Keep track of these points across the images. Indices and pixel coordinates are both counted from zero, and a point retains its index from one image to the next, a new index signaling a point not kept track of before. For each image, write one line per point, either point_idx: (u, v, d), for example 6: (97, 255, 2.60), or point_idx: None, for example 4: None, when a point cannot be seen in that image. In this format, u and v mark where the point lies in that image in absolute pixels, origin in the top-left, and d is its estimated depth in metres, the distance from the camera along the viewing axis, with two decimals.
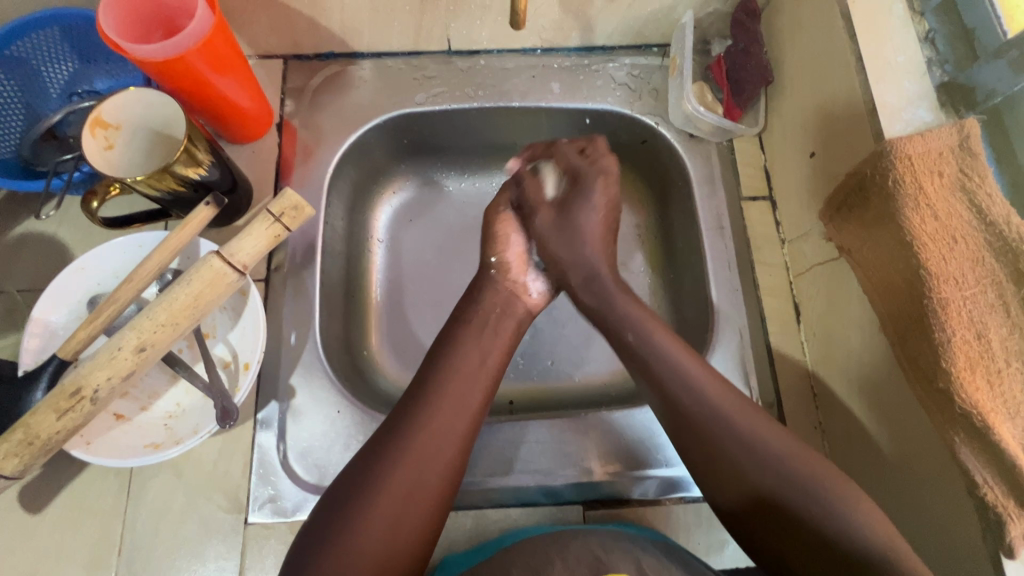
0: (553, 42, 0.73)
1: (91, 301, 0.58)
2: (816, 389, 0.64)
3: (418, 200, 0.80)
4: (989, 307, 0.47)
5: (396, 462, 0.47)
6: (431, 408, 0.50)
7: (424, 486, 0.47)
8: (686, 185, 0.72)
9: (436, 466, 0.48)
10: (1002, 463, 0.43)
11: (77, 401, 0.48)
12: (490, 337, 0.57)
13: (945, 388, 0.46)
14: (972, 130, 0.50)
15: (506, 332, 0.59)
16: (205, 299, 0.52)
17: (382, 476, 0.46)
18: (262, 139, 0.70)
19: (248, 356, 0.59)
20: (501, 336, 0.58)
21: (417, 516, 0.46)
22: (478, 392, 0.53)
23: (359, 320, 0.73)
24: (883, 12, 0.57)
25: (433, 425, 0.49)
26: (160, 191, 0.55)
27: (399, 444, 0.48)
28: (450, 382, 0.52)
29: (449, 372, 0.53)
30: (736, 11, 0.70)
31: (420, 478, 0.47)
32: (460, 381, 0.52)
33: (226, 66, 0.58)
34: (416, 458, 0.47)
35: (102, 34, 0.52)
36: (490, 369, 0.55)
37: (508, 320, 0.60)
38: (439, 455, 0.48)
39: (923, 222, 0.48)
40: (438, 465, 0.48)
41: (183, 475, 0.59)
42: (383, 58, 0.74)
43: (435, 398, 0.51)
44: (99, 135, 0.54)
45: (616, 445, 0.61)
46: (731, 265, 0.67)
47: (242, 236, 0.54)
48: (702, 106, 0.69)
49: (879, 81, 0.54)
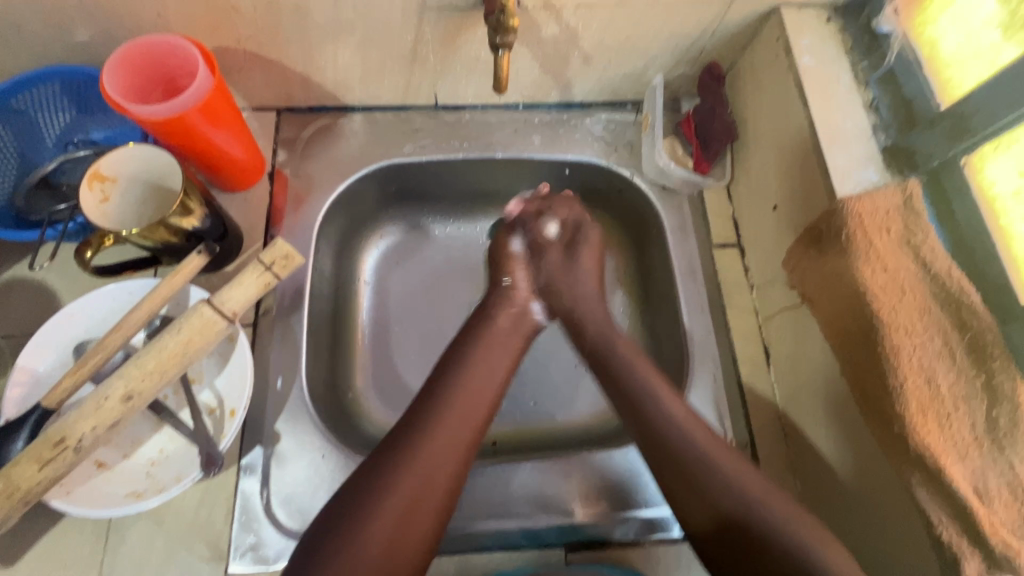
0: (534, 99, 0.78)
1: (78, 347, 0.58)
2: (787, 429, 0.66)
3: (404, 244, 0.83)
4: (937, 353, 0.51)
5: (372, 516, 0.47)
6: (436, 419, 0.53)
7: (430, 492, 0.49)
8: (660, 233, 0.76)
9: (445, 470, 0.50)
10: (955, 503, 0.46)
11: (61, 450, 0.49)
12: (484, 386, 0.56)
13: (902, 431, 0.49)
14: (914, 192, 0.55)
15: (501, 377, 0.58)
16: (194, 346, 0.54)
17: (388, 483, 0.48)
18: (253, 188, 0.73)
19: (234, 402, 0.59)
20: (511, 351, 0.62)
21: (422, 520, 0.48)
22: (482, 404, 0.55)
23: (344, 362, 0.74)
24: (832, 83, 0.63)
25: (442, 430, 0.52)
26: (153, 242, 0.57)
27: (402, 456, 0.50)
28: (436, 436, 0.51)
29: (457, 389, 0.55)
30: (703, 74, 0.75)
31: (425, 485, 0.49)
32: (467, 398, 0.55)
33: (224, 122, 0.61)
34: (424, 471, 0.50)
35: (104, 95, 0.54)
36: (500, 376, 0.59)
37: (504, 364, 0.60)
38: (445, 462, 0.51)
39: (874, 276, 0.53)
40: (444, 469, 0.50)
41: (163, 524, 0.58)
42: (373, 111, 0.77)
43: (441, 407, 0.54)
44: (96, 188, 0.56)
45: (597, 488, 0.63)
46: (703, 310, 0.71)
47: (233, 285, 0.56)
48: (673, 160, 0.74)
49: (830, 145, 0.60)
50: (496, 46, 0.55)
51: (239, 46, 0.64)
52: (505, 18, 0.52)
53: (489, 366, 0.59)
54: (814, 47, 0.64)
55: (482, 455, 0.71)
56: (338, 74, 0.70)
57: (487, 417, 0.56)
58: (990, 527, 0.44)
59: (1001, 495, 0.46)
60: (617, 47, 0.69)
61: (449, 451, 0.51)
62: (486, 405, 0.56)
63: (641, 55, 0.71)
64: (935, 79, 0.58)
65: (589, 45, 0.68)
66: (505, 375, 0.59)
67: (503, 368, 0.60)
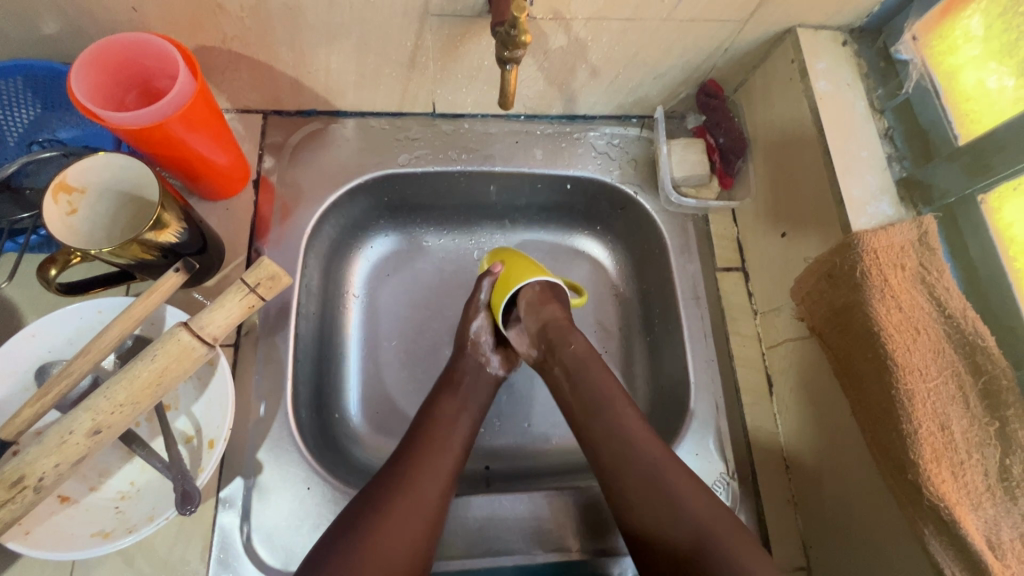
0: (536, 110, 0.74)
1: (40, 371, 0.54)
2: (789, 462, 0.64)
3: (396, 255, 0.79)
4: (951, 398, 0.50)
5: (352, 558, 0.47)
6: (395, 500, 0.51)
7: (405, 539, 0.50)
8: (663, 253, 0.73)
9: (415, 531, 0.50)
10: (969, 558, 0.45)
11: (19, 491, 0.44)
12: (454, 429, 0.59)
13: (915, 479, 0.47)
14: (930, 228, 0.54)
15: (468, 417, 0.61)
16: (169, 375, 0.49)
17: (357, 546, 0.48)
18: (237, 196, 0.68)
19: (213, 432, 0.55)
20: (469, 409, 0.62)
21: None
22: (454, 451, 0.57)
23: (331, 382, 0.71)
24: (849, 109, 0.62)
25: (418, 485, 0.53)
26: (127, 259, 0.52)
27: (371, 527, 0.49)
28: (412, 479, 0.53)
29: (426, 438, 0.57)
30: (698, 94, 0.73)
31: (391, 565, 0.48)
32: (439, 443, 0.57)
33: (205, 128, 0.56)
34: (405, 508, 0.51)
35: (73, 97, 0.49)
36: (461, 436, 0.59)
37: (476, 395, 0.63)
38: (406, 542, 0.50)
39: (889, 313, 0.51)
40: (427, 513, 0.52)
41: (134, 562, 0.54)
42: (367, 117, 0.73)
43: (408, 482, 0.53)
44: (62, 200, 0.51)
45: (596, 521, 0.61)
46: (707, 334, 0.69)
47: (213, 307, 0.51)
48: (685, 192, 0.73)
49: (845, 176, 0.58)
50: (504, 60, 0.51)
51: (223, 46, 0.59)
52: (516, 33, 0.48)
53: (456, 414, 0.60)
54: (830, 71, 0.63)
55: (475, 484, 0.68)
56: (330, 77, 0.65)
57: (454, 475, 0.56)
58: None
59: (1014, 548, 0.45)
60: (626, 61, 0.66)
61: (416, 522, 0.51)
62: (451, 467, 0.56)
63: (650, 70, 0.68)
64: (953, 111, 0.58)
65: (597, 59, 0.65)
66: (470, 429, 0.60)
67: (466, 425, 0.60)
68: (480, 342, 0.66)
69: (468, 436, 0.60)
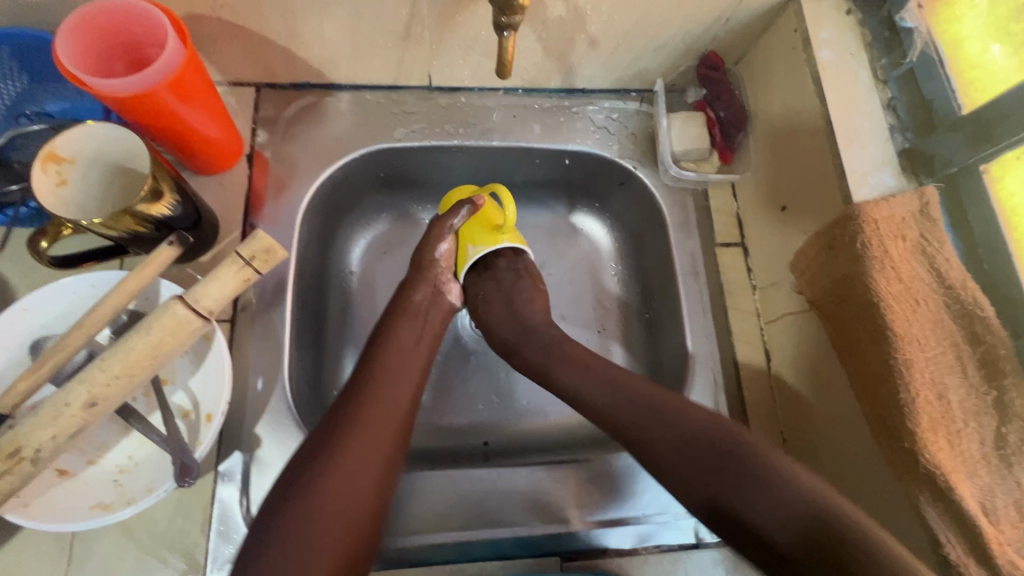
0: (534, 83, 0.73)
1: (35, 345, 0.53)
2: (786, 435, 0.65)
3: (393, 233, 0.79)
4: (949, 367, 0.50)
5: (314, 480, 0.47)
6: (348, 428, 0.51)
7: (368, 462, 0.50)
8: (662, 229, 0.73)
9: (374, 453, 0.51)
10: (964, 525, 0.45)
11: (15, 463, 0.44)
12: (409, 360, 0.59)
13: (911, 447, 0.47)
14: (931, 198, 0.53)
15: (424, 349, 0.61)
16: (165, 348, 0.49)
17: (318, 471, 0.48)
18: (230, 171, 0.67)
19: (211, 406, 0.55)
20: (427, 337, 0.62)
21: (366, 506, 0.48)
22: (409, 386, 0.57)
23: (329, 358, 0.70)
24: (852, 79, 0.61)
25: (375, 412, 0.53)
26: (119, 231, 0.51)
27: (330, 452, 0.49)
28: (365, 404, 0.53)
29: (379, 370, 0.57)
30: (699, 66, 0.72)
31: (353, 489, 0.48)
32: (395, 375, 0.57)
33: (195, 98, 0.55)
34: (364, 433, 0.51)
35: (59, 64, 0.48)
36: (420, 368, 0.59)
37: (434, 316, 0.64)
38: (365, 477, 0.49)
39: (889, 284, 0.51)
40: (382, 434, 0.52)
41: (134, 534, 0.54)
42: (361, 91, 0.72)
43: (364, 409, 0.53)
44: (51, 170, 0.50)
45: (593, 493, 0.61)
46: (706, 310, 0.68)
47: (209, 280, 0.51)
48: (686, 166, 0.72)
49: (848, 147, 0.58)
50: (501, 26, 0.50)
51: (214, 14, 0.57)
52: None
53: (411, 346, 0.60)
54: (833, 40, 0.62)
55: (473, 458, 0.69)
56: (324, 48, 0.64)
57: (412, 405, 0.56)
58: (998, 547, 0.44)
59: (1009, 515, 0.45)
60: (625, 32, 0.65)
61: (374, 448, 0.51)
62: (406, 395, 0.56)
63: (650, 40, 0.67)
64: (957, 81, 0.57)
65: (596, 28, 0.64)
66: (426, 358, 0.60)
67: (423, 352, 0.60)
68: (443, 269, 0.67)
69: (424, 367, 0.60)
